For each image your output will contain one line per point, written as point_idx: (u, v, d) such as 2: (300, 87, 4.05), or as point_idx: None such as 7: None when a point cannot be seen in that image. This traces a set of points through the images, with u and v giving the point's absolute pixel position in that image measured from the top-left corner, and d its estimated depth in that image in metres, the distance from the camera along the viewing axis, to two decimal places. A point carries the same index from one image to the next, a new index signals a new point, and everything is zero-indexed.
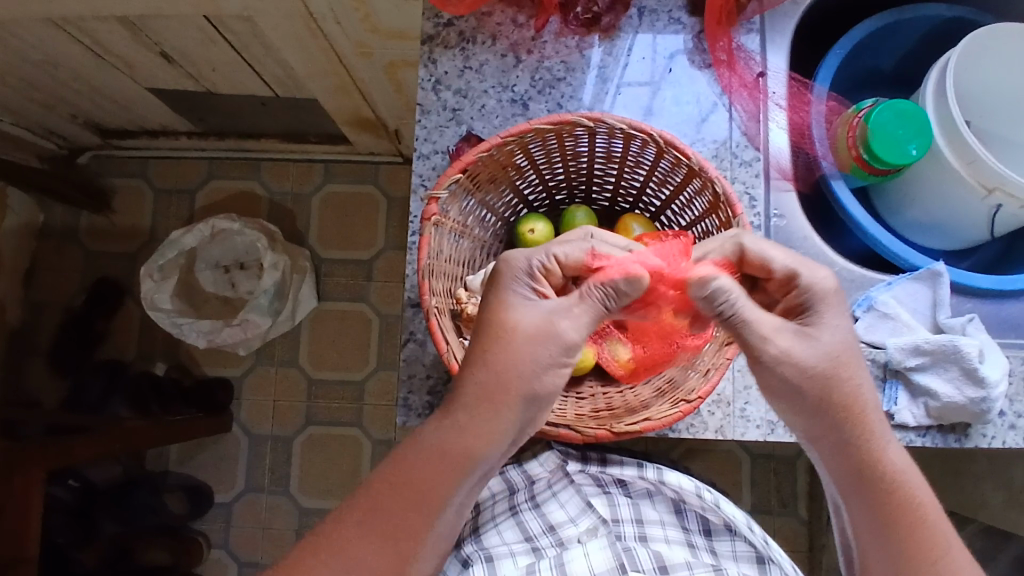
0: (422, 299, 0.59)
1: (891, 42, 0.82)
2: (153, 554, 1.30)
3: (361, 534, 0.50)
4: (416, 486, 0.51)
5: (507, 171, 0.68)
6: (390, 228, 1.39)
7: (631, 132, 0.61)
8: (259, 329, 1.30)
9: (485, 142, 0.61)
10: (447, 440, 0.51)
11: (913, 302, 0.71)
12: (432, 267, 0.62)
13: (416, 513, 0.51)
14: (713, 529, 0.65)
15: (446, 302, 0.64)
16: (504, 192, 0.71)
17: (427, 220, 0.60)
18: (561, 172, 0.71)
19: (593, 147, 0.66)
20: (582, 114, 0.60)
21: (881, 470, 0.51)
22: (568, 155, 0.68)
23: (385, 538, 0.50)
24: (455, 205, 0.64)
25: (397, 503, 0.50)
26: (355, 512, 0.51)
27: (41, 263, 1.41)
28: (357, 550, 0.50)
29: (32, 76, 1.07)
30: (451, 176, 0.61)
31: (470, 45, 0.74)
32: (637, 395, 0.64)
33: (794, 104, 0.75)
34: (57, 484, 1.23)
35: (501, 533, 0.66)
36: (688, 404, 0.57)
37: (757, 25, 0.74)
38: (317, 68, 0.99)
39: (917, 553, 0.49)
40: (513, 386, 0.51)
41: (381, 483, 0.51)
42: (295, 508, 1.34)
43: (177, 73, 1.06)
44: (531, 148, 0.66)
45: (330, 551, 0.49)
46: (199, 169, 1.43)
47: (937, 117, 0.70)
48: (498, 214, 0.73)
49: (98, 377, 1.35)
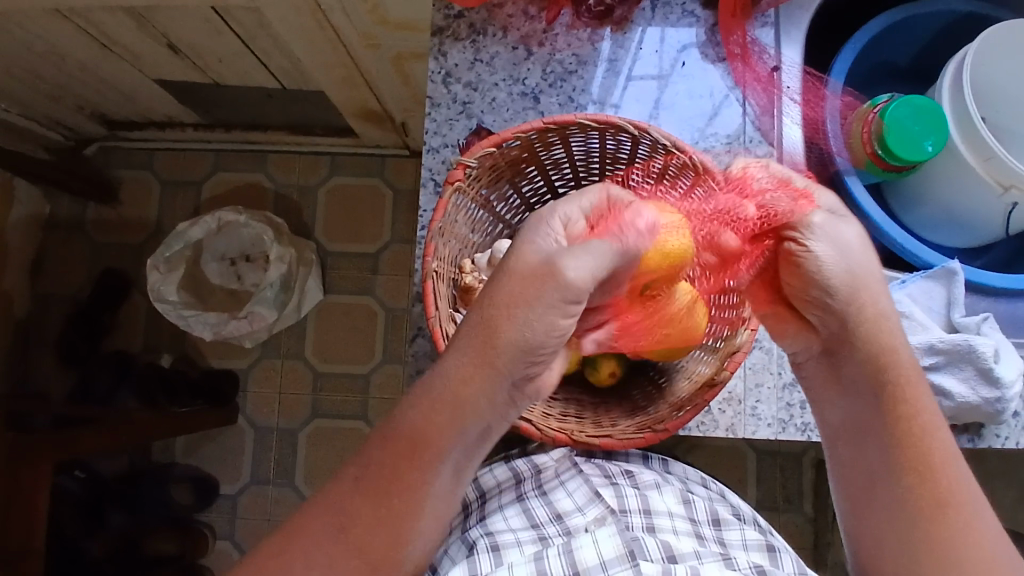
0: (424, 260, 0.59)
1: (906, 36, 0.81)
2: (159, 545, 1.31)
3: (359, 491, 0.53)
4: (404, 445, 0.52)
5: (539, 157, 0.67)
6: (396, 221, 1.38)
7: (674, 151, 0.61)
8: (265, 321, 1.29)
9: (527, 123, 0.61)
10: (436, 389, 0.51)
11: (927, 301, 0.70)
12: (443, 232, 0.62)
13: (404, 469, 0.52)
14: (721, 520, 0.64)
15: (449, 270, 0.64)
16: (535, 176, 0.70)
17: (450, 183, 0.60)
18: (597, 175, 0.71)
19: (634, 155, 0.65)
20: (629, 120, 0.60)
21: (890, 370, 0.53)
22: (607, 158, 0.67)
23: (375, 494, 0.52)
24: (481, 178, 0.64)
25: (387, 461, 0.52)
26: (351, 472, 0.53)
27: (49, 255, 1.41)
28: (351, 504, 0.53)
29: (40, 68, 1.06)
30: (484, 147, 0.61)
31: (481, 37, 0.73)
32: (608, 412, 0.64)
33: (808, 98, 0.73)
34: (64, 475, 1.25)
35: (507, 519, 0.63)
36: (654, 433, 0.58)
37: (772, 18, 0.74)
38: (325, 61, 0.99)
39: (913, 452, 0.52)
40: (513, 357, 0.49)
41: (377, 440, 0.53)
42: (300, 501, 1.34)
43: (183, 65, 1.05)
44: (572, 142, 0.65)
45: (327, 504, 0.53)
46: (205, 162, 1.42)
47: (953, 113, 0.70)
48: (524, 198, 0.72)
49: (107, 373, 1.34)
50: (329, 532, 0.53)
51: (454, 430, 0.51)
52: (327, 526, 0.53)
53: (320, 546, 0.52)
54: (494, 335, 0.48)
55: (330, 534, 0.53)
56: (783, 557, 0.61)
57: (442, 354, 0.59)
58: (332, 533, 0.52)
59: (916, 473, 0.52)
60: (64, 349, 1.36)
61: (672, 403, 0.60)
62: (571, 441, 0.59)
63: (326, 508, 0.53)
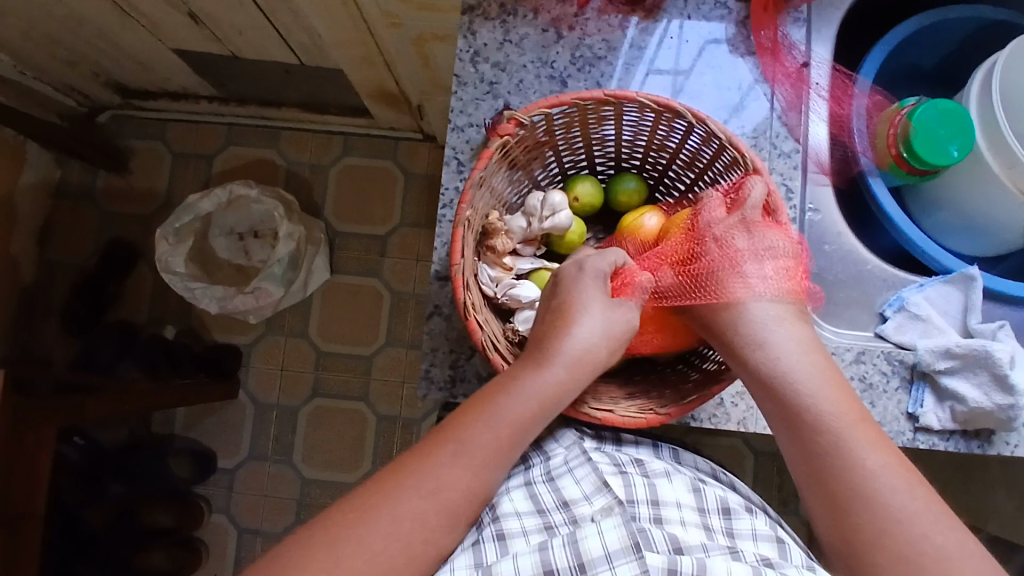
0: (458, 207, 0.61)
1: (933, 41, 0.81)
2: (156, 516, 1.30)
3: (461, 459, 0.55)
4: (511, 426, 0.57)
5: (588, 131, 0.69)
6: (406, 204, 1.38)
7: (727, 146, 0.63)
8: (271, 297, 1.28)
9: (589, 92, 0.62)
10: (540, 392, 0.58)
11: (944, 306, 0.70)
12: (482, 179, 0.63)
13: (502, 448, 0.57)
14: (731, 509, 0.63)
15: (478, 218, 0.65)
16: (579, 150, 0.72)
17: (498, 135, 0.62)
18: (639, 158, 0.73)
19: (683, 144, 0.68)
20: (689, 108, 0.62)
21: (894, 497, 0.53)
22: (653, 145, 0.70)
23: (473, 462, 0.55)
24: (525, 140, 0.66)
25: (491, 439, 0.56)
26: (444, 447, 0.55)
27: (57, 222, 1.41)
28: (448, 474, 0.54)
29: (59, 32, 1.06)
30: (539, 108, 0.63)
31: (511, 18, 0.73)
32: (609, 391, 0.66)
33: (837, 95, 0.73)
34: (65, 442, 1.25)
35: (513, 501, 0.62)
36: (658, 415, 0.60)
37: (804, 14, 0.73)
38: (345, 37, 0.98)
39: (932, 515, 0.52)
40: (598, 356, 0.62)
41: (475, 422, 0.57)
42: (298, 479, 1.34)
43: (203, 35, 1.04)
44: (625, 119, 0.67)
45: (425, 474, 0.54)
46: (219, 135, 1.42)
47: (981, 119, 0.70)
48: (562, 167, 0.74)
49: (109, 342, 1.34)
50: (423, 498, 0.53)
51: (543, 416, 0.59)
52: (424, 494, 0.53)
53: (413, 509, 0.52)
54: (593, 355, 0.62)
55: (422, 500, 0.53)
56: (790, 547, 0.61)
57: (460, 301, 0.60)
58: (427, 499, 0.53)
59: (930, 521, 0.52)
60: (68, 315, 1.36)
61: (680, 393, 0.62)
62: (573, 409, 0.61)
63: (423, 476, 0.54)
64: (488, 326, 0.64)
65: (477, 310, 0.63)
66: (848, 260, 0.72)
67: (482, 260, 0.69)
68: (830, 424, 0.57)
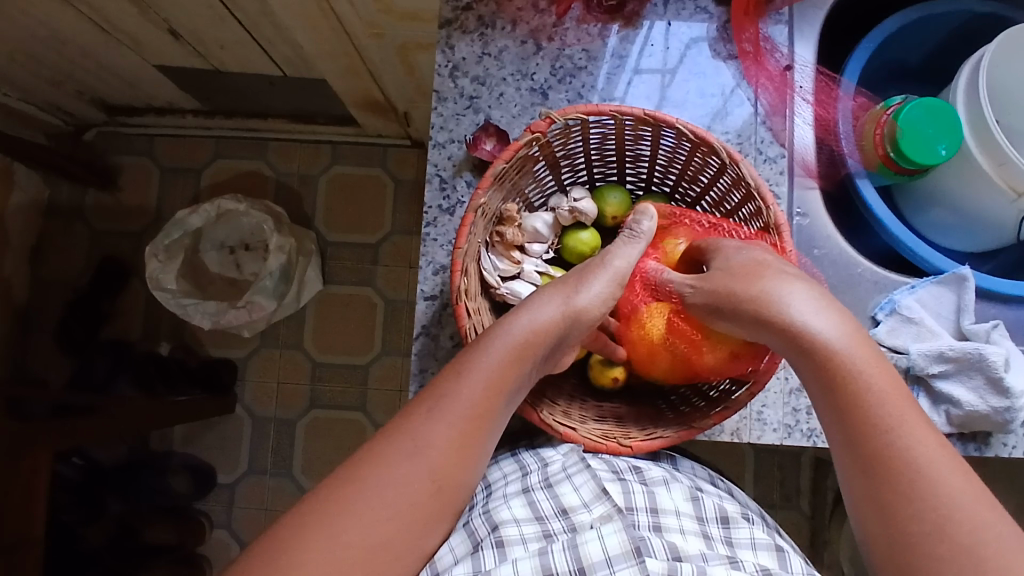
0: (478, 187, 0.61)
1: (918, 38, 0.80)
2: (157, 533, 1.29)
3: (428, 417, 0.53)
4: (485, 376, 0.55)
5: (623, 146, 0.69)
6: (396, 212, 1.37)
7: (755, 194, 0.63)
8: (264, 312, 1.27)
9: (626, 107, 0.63)
10: (513, 334, 0.58)
11: (937, 306, 0.70)
12: (501, 175, 0.63)
13: (487, 395, 0.55)
14: (729, 518, 0.62)
15: (494, 207, 0.66)
16: (610, 162, 0.73)
17: (532, 130, 0.62)
18: (671, 185, 0.74)
19: (713, 184, 0.69)
20: (727, 146, 0.62)
21: (920, 464, 0.49)
22: (686, 174, 0.70)
23: (446, 416, 0.53)
24: (553, 142, 0.66)
25: (467, 391, 0.55)
26: (422, 404, 0.54)
27: (47, 241, 1.40)
28: (430, 429, 0.53)
29: (40, 52, 1.05)
30: (577, 112, 0.62)
31: (489, 30, 0.72)
32: (582, 407, 0.68)
33: (821, 99, 0.73)
34: (63, 463, 1.23)
35: (512, 509, 0.60)
36: (618, 445, 0.61)
37: (786, 16, 0.72)
38: (329, 49, 0.97)
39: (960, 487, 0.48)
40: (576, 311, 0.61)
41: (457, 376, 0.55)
42: (297, 490, 1.34)
43: (184, 51, 1.03)
44: (661, 141, 0.67)
45: (407, 433, 0.53)
46: (206, 148, 1.41)
47: (968, 116, 0.69)
48: (591, 178, 0.75)
49: (103, 361, 1.33)
50: (407, 458, 0.52)
51: (524, 361, 0.57)
52: (410, 453, 0.52)
53: (400, 471, 0.51)
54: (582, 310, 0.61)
55: (407, 460, 0.52)
56: (790, 556, 0.60)
57: (455, 286, 0.60)
58: (411, 461, 0.51)
59: (964, 491, 0.48)
60: (63, 335, 1.36)
61: (646, 429, 0.64)
62: (539, 419, 0.62)
63: (405, 435, 0.53)
64: (476, 314, 0.64)
65: (468, 298, 0.63)
66: (839, 264, 0.71)
67: (491, 250, 0.69)
68: (873, 387, 0.52)
